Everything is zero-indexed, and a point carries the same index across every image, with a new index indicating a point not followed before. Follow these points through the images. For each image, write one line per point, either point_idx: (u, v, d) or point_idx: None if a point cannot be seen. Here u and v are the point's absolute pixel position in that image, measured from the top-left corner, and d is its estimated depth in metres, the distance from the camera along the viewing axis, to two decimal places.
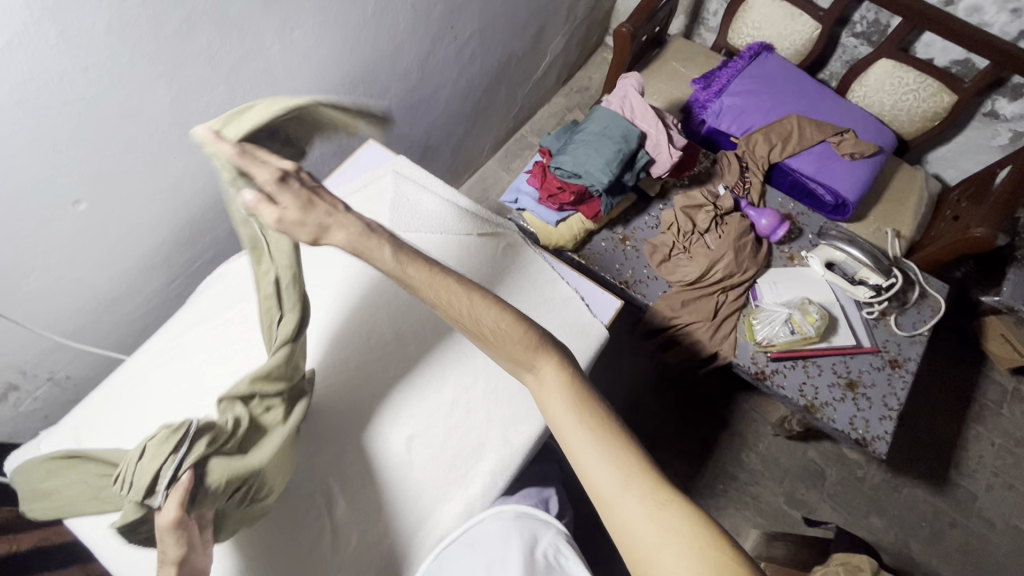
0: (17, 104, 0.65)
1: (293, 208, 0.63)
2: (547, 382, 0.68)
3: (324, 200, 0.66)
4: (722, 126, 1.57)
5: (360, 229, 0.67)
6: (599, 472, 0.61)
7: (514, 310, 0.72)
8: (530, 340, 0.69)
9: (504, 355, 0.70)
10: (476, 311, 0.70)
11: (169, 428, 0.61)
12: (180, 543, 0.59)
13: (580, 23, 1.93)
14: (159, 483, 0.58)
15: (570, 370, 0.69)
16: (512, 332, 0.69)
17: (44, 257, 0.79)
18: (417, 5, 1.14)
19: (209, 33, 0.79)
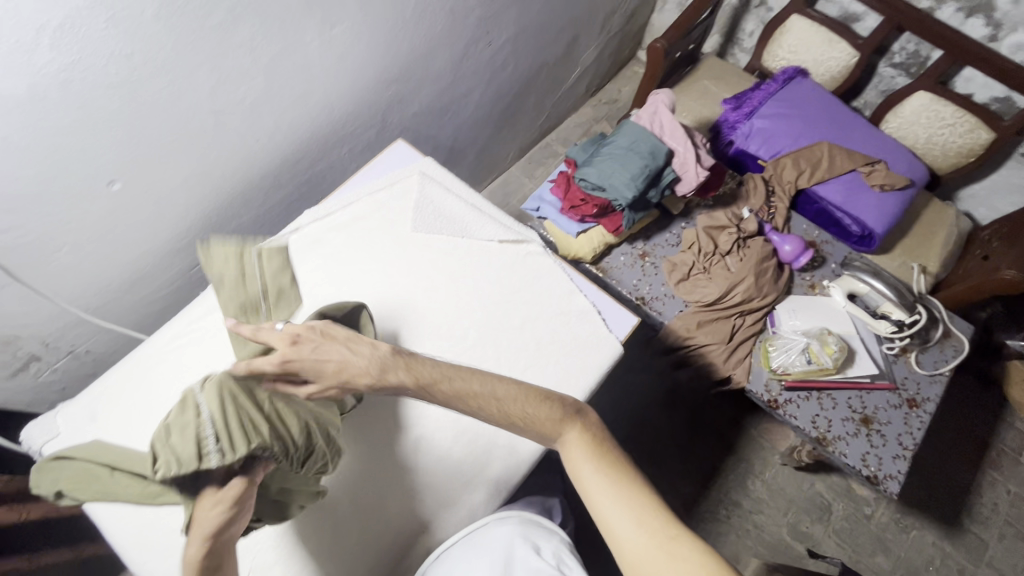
0: (62, 84, 0.66)
1: (309, 376, 0.67)
2: (571, 449, 0.66)
3: (333, 353, 0.68)
4: (750, 148, 1.55)
5: (378, 369, 0.67)
6: (616, 520, 0.61)
7: (532, 386, 0.70)
8: (550, 412, 0.68)
9: (527, 430, 0.68)
10: (495, 393, 0.69)
11: (188, 398, 0.66)
12: (222, 512, 0.60)
13: (614, 36, 1.93)
14: (203, 448, 0.62)
15: (588, 425, 0.69)
16: (534, 404, 0.68)
17: (75, 234, 0.80)
18: (454, 10, 1.15)
19: (252, 26, 0.80)
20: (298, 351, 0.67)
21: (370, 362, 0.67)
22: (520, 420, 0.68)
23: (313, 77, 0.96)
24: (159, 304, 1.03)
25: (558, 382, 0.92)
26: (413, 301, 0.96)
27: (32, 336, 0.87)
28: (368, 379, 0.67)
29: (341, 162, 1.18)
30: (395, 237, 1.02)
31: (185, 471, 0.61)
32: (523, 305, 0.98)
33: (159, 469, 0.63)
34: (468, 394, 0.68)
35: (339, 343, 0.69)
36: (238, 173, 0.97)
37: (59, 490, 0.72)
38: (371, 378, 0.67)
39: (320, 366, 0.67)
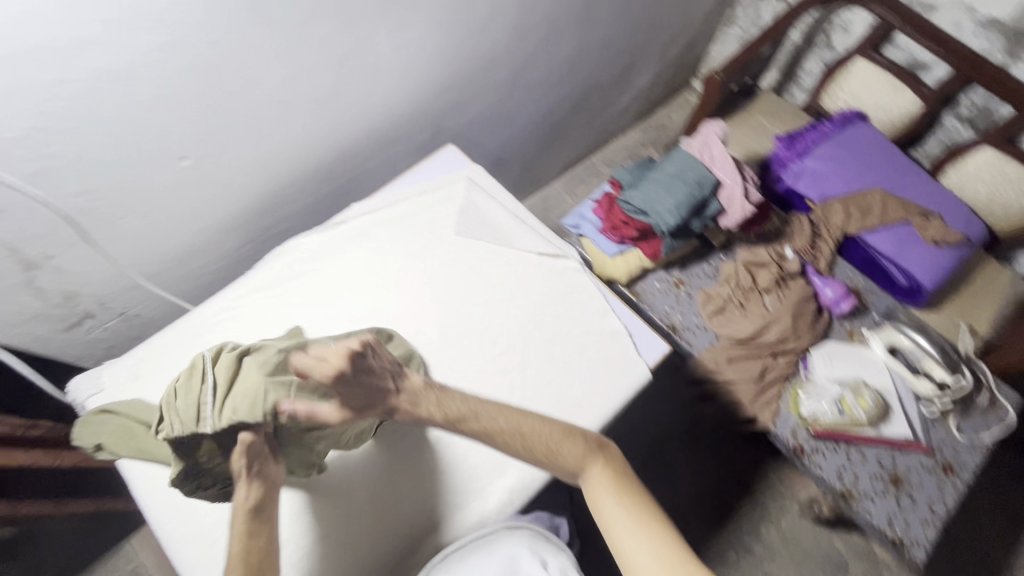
0: (153, 63, 0.70)
1: (353, 402, 0.67)
2: (593, 480, 0.74)
3: (381, 383, 0.70)
4: (799, 188, 1.51)
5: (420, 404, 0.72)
6: (637, 555, 0.68)
7: (556, 423, 0.76)
8: (573, 451, 0.74)
9: (550, 465, 0.74)
10: (524, 428, 0.74)
11: (195, 367, 0.77)
12: (242, 455, 0.69)
13: (670, 63, 1.94)
14: (201, 412, 0.72)
15: (606, 456, 0.76)
16: (560, 440, 0.74)
17: (142, 203, 0.85)
18: (519, 25, 1.18)
19: (329, 24, 0.84)
20: (353, 370, 0.65)
21: (409, 397, 0.72)
22: (546, 456, 0.73)
23: (378, 76, 0.99)
24: (207, 277, 1.07)
25: (582, 398, 0.92)
26: (447, 303, 0.98)
27: (90, 294, 0.92)
28: (404, 405, 0.71)
29: (392, 161, 1.22)
30: (437, 238, 1.04)
31: (185, 431, 0.71)
32: (555, 319, 0.99)
33: (163, 430, 0.72)
34: (497, 430, 0.73)
35: (386, 371, 0.71)
36: (296, 160, 1.01)
37: (99, 443, 0.78)
38: (405, 407, 0.71)
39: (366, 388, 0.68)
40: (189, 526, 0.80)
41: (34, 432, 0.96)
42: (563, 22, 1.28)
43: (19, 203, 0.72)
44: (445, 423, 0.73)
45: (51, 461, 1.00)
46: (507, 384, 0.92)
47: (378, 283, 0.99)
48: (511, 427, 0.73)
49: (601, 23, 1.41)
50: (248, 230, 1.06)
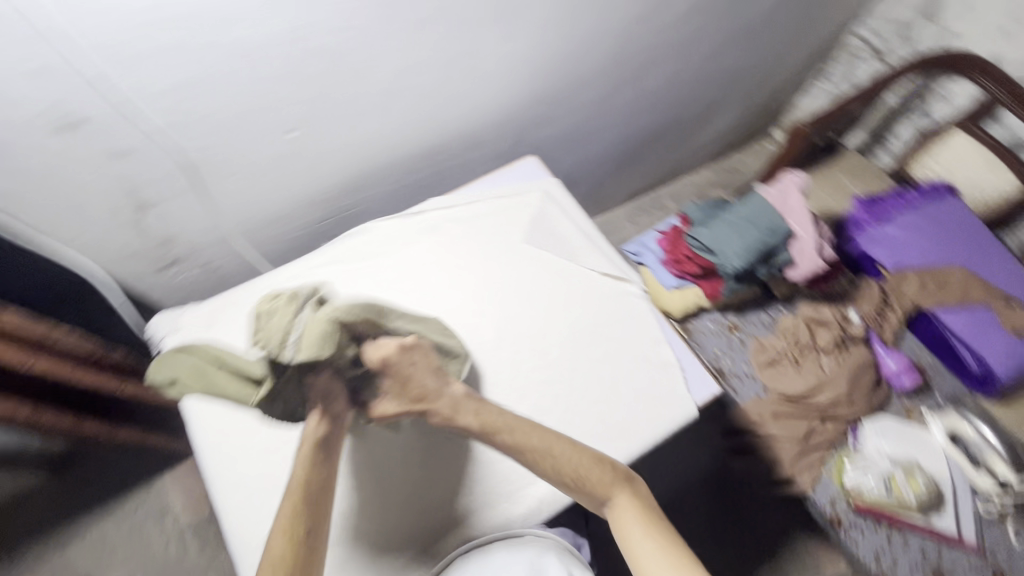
0: (287, 43, 0.76)
1: (393, 394, 0.75)
2: (621, 510, 0.73)
3: (420, 384, 0.75)
4: (873, 253, 1.45)
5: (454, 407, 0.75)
6: None
7: (585, 448, 0.75)
8: (602, 477, 0.73)
9: (578, 491, 0.73)
10: (554, 450, 0.73)
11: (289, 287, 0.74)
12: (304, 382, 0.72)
13: (754, 109, 1.92)
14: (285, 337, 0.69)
15: (634, 486, 0.75)
16: (590, 466, 0.73)
17: (246, 167, 0.91)
18: (615, 51, 1.20)
19: (444, 28, 0.89)
20: (398, 361, 0.73)
21: (445, 402, 0.75)
22: (575, 483, 0.73)
23: (476, 81, 1.04)
24: (284, 244, 1.14)
25: (624, 423, 0.92)
26: (505, 306, 1.00)
27: (182, 241, 0.99)
28: (442, 412, 0.75)
29: (471, 162, 1.26)
30: (505, 243, 1.07)
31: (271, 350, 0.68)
32: (608, 340, 0.99)
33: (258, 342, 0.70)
34: (529, 447, 0.73)
35: (430, 372, 0.76)
36: (386, 147, 1.06)
37: (174, 378, 0.81)
38: (444, 415, 0.75)
39: (405, 383, 0.75)
40: (234, 472, 0.84)
41: (106, 356, 1.07)
42: (658, 53, 1.30)
43: (146, 149, 0.79)
44: (480, 432, 0.74)
45: (113, 384, 1.11)
46: (552, 396, 0.93)
47: (442, 276, 1.02)
48: (542, 446, 0.73)
49: (694, 60, 1.42)
50: (329, 206, 1.11)
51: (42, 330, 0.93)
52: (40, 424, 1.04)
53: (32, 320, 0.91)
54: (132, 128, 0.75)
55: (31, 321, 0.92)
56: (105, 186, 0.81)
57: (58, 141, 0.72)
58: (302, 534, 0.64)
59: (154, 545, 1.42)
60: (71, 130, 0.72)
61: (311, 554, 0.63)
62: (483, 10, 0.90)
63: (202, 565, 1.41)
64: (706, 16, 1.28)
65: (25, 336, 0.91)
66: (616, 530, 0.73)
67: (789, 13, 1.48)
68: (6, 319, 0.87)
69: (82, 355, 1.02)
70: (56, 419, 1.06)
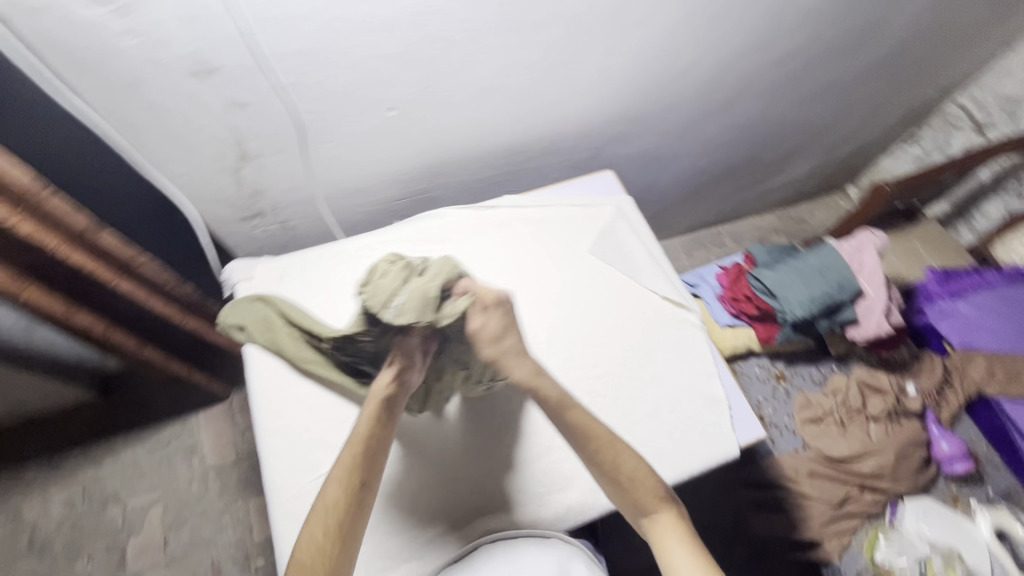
0: (411, 26, 0.80)
1: (493, 326, 0.79)
2: (662, 527, 0.72)
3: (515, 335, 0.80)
4: (940, 329, 1.39)
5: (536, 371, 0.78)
6: None
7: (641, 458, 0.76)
8: (653, 489, 0.73)
9: (627, 495, 0.74)
10: (615, 445, 0.75)
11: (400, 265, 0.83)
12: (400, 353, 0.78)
13: (834, 162, 1.87)
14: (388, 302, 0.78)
15: (681, 508, 0.74)
16: (643, 472, 0.74)
17: (343, 136, 0.95)
18: (711, 82, 1.21)
19: (555, 34, 0.91)
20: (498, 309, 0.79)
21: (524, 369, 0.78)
22: (626, 483, 0.74)
23: (571, 89, 1.06)
24: (357, 215, 1.18)
25: (662, 449, 0.91)
26: (562, 313, 1.01)
27: (269, 197, 1.04)
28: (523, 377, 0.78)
29: (546, 167, 1.28)
30: (570, 251, 1.08)
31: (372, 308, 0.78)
32: (657, 363, 0.99)
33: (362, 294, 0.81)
34: (592, 436, 0.76)
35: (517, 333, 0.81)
36: (472, 139, 1.09)
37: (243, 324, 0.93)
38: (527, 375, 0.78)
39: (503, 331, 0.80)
40: (286, 423, 0.88)
41: (179, 289, 1.10)
42: (751, 91, 1.29)
43: (262, 105, 0.84)
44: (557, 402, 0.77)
45: (181, 318, 1.13)
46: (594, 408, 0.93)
47: (505, 273, 1.04)
48: (608, 434, 0.75)
49: (785, 103, 1.40)
50: (405, 186, 1.15)
51: (128, 255, 0.96)
52: (111, 345, 1.07)
53: (122, 243, 0.94)
54: (257, 85, 0.81)
55: (121, 243, 0.95)
56: (218, 133, 0.87)
57: (190, 86, 0.78)
58: (355, 484, 0.68)
59: (179, 479, 1.42)
60: (204, 77, 0.77)
61: (360, 502, 0.68)
62: (594, 23, 0.93)
63: (218, 508, 1.39)
64: (806, 62, 1.27)
65: (112, 256, 0.94)
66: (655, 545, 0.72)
67: (891, 71, 1.45)
68: (100, 237, 0.91)
69: (159, 285, 1.05)
70: (125, 341, 1.10)
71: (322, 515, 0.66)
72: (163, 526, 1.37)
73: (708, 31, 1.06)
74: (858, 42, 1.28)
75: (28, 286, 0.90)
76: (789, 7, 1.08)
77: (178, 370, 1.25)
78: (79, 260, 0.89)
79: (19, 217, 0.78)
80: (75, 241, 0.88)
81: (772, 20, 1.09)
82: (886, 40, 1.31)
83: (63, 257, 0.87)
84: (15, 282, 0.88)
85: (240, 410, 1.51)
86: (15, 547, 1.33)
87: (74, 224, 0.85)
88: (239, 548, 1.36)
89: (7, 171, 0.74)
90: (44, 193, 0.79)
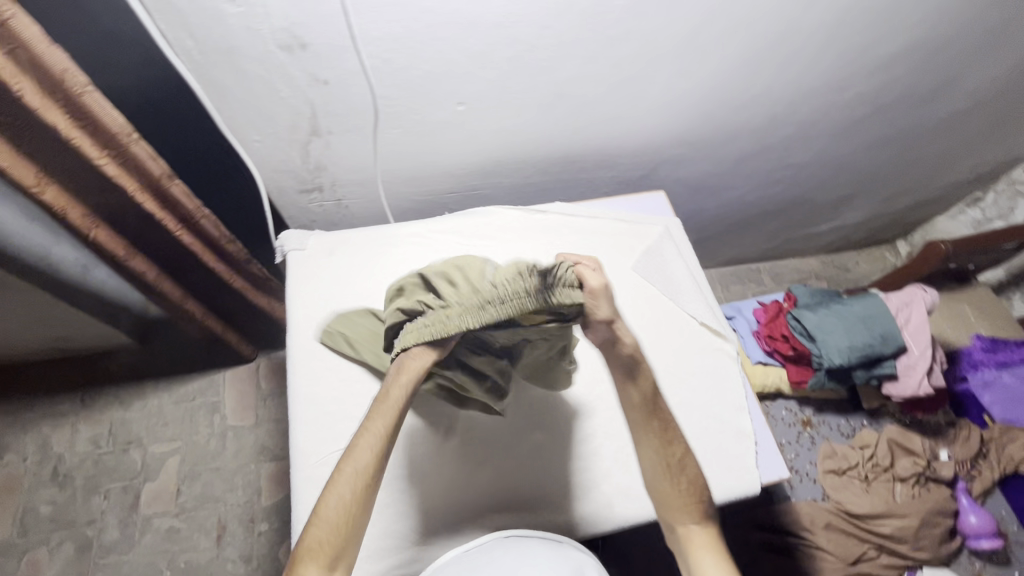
0: (496, 26, 0.84)
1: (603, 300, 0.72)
2: (694, 535, 0.72)
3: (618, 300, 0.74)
4: (981, 400, 1.34)
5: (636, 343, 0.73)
6: None
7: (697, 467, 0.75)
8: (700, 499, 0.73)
9: (676, 498, 0.73)
10: (685, 445, 0.74)
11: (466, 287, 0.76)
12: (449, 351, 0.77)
13: (888, 215, 1.83)
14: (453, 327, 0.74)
15: (715, 526, 0.74)
16: (698, 478, 0.74)
17: (410, 123, 0.99)
18: (775, 117, 1.20)
19: (630, 49, 0.94)
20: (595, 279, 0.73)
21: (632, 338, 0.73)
22: (682, 483, 0.73)
23: (637, 106, 1.07)
24: (408, 203, 1.21)
25: None
26: None
27: (330, 173, 1.08)
28: (630, 347, 0.73)
29: (597, 181, 1.29)
30: (613, 265, 1.09)
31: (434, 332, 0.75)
32: (686, 389, 0.98)
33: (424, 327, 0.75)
34: (666, 429, 0.74)
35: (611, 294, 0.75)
36: (532, 144, 1.11)
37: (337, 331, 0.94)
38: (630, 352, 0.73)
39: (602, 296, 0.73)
40: (317, 391, 0.91)
41: (230, 246, 1.13)
42: (814, 131, 1.28)
43: (342, 84, 0.88)
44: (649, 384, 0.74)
45: (228, 274, 1.17)
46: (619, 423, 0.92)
47: None
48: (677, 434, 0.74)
49: (847, 147, 1.38)
50: (459, 180, 1.17)
51: (191, 207, 1.00)
52: (159, 293, 1.11)
53: (189, 195, 0.98)
54: (341, 64, 0.85)
55: (187, 195, 0.98)
56: (297, 105, 0.91)
57: (279, 57, 0.82)
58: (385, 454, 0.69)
59: (199, 433, 1.44)
60: (294, 50, 0.82)
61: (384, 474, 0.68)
62: (668, 44, 0.95)
63: (232, 468, 1.41)
64: (874, 108, 1.25)
65: (178, 206, 0.98)
66: (684, 553, 0.71)
67: (961, 129, 1.42)
68: (171, 186, 0.95)
69: (213, 240, 1.09)
70: (173, 292, 1.13)
71: (352, 480, 0.66)
72: (177, 477, 1.40)
73: (779, 66, 1.06)
74: (931, 96, 1.26)
75: (98, 225, 0.94)
76: (864, 52, 1.07)
77: (214, 327, 1.28)
78: (149, 206, 0.94)
79: (106, 157, 0.84)
80: (148, 187, 0.93)
81: (845, 63, 1.09)
82: (960, 96, 1.29)
83: (136, 201, 0.92)
84: (88, 220, 0.92)
85: (264, 376, 1.52)
86: (39, 475, 1.37)
87: (151, 170, 0.90)
88: (246, 509, 1.37)
89: (102, 113, 0.79)
90: (131, 137, 0.84)
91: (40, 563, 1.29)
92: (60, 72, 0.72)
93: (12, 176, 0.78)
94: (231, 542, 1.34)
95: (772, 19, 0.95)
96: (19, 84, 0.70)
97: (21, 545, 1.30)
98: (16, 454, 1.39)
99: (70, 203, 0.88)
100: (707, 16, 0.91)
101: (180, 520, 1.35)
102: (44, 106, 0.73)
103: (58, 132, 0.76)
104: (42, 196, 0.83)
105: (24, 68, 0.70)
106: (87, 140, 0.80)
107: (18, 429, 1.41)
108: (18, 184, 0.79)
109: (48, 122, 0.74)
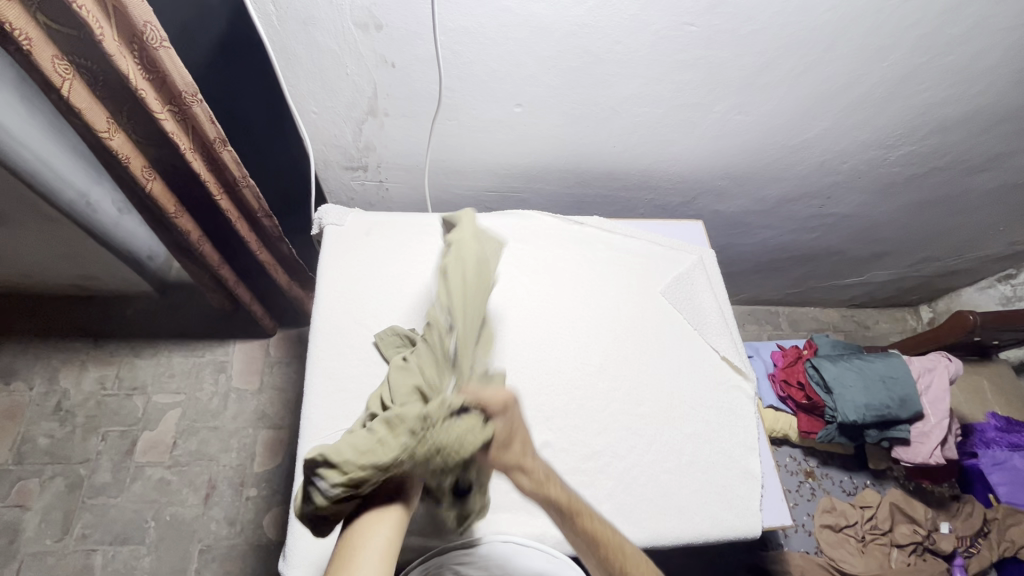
0: (570, 34, 0.85)
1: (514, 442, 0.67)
2: None
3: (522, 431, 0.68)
4: (989, 478, 1.30)
5: (543, 477, 0.66)
6: None
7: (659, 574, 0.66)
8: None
9: None
10: (625, 547, 0.64)
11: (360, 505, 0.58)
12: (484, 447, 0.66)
13: (917, 278, 1.81)
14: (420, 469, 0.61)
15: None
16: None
17: (465, 116, 0.99)
18: (825, 163, 1.20)
19: (696, 75, 0.94)
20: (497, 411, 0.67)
21: (539, 471, 0.66)
22: None
23: (690, 132, 1.07)
24: (447, 194, 1.22)
25: (682, 504, 0.90)
26: (620, 343, 1.01)
27: (377, 154, 1.09)
28: (531, 478, 0.65)
29: (636, 200, 1.29)
30: (642, 287, 1.09)
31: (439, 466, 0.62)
32: (699, 420, 0.98)
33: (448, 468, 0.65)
34: (603, 544, 0.64)
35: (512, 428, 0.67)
36: (580, 155, 1.11)
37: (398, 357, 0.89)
38: (534, 484, 0.65)
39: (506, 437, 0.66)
40: (337, 366, 0.91)
41: (267, 222, 1.14)
42: (859, 184, 1.28)
43: (407, 70, 0.90)
44: (567, 509, 0.64)
45: (256, 248, 1.17)
46: (628, 445, 0.92)
47: (577, 289, 1.05)
48: (620, 537, 0.65)
49: (889, 205, 1.38)
50: (501, 181, 1.18)
51: (238, 175, 1.00)
52: (199, 253, 1.12)
53: (236, 163, 0.98)
54: (411, 50, 0.86)
55: (236, 163, 0.99)
56: (361, 84, 0.92)
57: (353, 34, 0.84)
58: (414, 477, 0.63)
59: (203, 389, 1.45)
60: (369, 29, 0.83)
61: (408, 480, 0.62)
62: (733, 77, 0.95)
63: (230, 429, 1.42)
64: (925, 171, 1.25)
65: (224, 172, 0.99)
66: None
67: (1008, 203, 1.40)
68: (223, 151, 0.95)
69: (252, 211, 1.10)
70: (211, 253, 1.14)
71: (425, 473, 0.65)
72: (175, 431, 1.40)
73: (838, 115, 1.06)
74: (985, 165, 1.24)
75: (156, 178, 0.95)
76: (923, 114, 1.07)
77: (243, 297, 1.29)
78: (199, 168, 0.95)
79: (165, 114, 0.84)
80: (200, 149, 0.94)
81: (904, 121, 1.09)
82: (1010, 172, 1.28)
83: (187, 160, 0.92)
84: (147, 171, 0.93)
85: (275, 344, 1.53)
86: (42, 407, 1.38)
87: (207, 132, 0.90)
88: (237, 472, 1.37)
89: (171, 69, 0.79)
90: (195, 98, 0.84)
91: (30, 493, 1.30)
92: (140, 24, 0.73)
93: (87, 119, 0.80)
94: (218, 502, 1.34)
95: (842, 68, 0.95)
96: (99, 26, 0.70)
97: (15, 473, 1.32)
98: (22, 383, 1.40)
99: (134, 152, 0.90)
100: (776, 55, 0.92)
101: (171, 473, 1.36)
102: (119, 56, 0.75)
103: (127, 82, 0.78)
104: (109, 142, 0.85)
105: (108, 13, 0.71)
106: (151, 93, 0.81)
107: (29, 358, 1.43)
108: (92, 127, 0.81)
109: (121, 71, 0.76)
